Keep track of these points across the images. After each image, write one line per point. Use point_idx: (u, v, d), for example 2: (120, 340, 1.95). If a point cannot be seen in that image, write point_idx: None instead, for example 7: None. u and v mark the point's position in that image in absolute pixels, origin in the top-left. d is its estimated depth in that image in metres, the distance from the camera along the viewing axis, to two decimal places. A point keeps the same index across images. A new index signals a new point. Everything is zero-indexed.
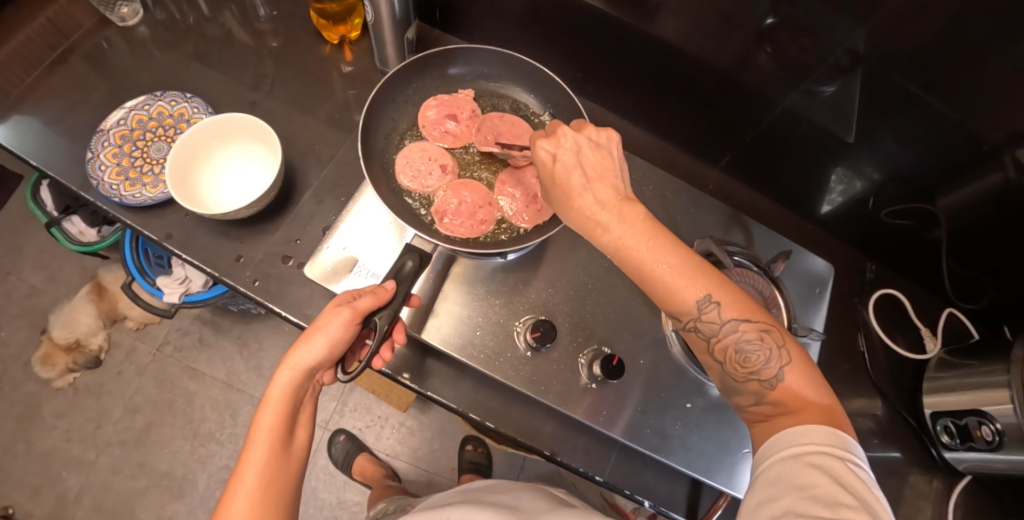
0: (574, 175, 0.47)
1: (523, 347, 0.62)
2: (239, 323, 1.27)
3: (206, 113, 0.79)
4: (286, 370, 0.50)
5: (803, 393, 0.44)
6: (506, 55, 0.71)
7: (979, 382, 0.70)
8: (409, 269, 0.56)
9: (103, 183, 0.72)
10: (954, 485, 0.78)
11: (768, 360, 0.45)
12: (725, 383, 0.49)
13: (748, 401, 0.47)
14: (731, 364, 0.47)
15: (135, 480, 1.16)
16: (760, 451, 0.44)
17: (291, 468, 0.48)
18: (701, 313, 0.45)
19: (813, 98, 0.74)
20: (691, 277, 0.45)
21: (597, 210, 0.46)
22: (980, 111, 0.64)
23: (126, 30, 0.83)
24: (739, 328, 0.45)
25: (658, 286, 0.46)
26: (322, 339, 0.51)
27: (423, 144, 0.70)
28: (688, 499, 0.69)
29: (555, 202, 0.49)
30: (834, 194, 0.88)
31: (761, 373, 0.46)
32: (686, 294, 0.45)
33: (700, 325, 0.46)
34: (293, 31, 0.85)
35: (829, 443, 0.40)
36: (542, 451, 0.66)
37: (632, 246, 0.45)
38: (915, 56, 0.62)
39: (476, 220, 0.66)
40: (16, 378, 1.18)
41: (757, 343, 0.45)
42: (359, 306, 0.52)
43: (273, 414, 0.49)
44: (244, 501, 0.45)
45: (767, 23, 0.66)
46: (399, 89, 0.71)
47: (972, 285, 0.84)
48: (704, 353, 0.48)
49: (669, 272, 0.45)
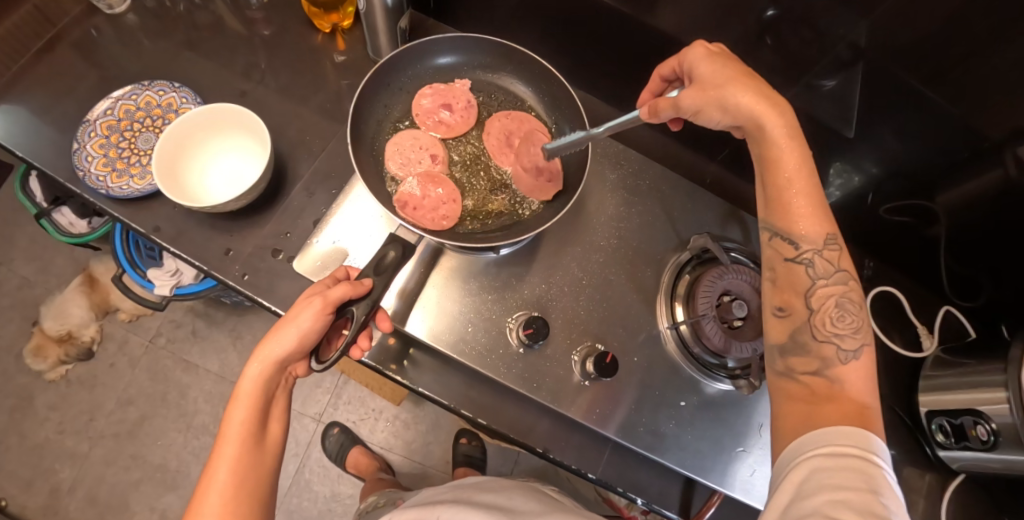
0: (742, 70, 0.54)
1: (515, 344, 0.61)
2: (233, 315, 1.26)
3: (195, 102, 0.77)
4: (256, 363, 0.49)
5: (865, 377, 0.47)
6: (504, 46, 0.70)
7: (975, 381, 0.69)
8: (391, 259, 0.55)
9: (89, 175, 0.71)
10: (948, 483, 0.78)
11: (856, 331, 0.49)
12: (788, 341, 0.51)
13: (808, 365, 0.48)
14: (820, 317, 0.50)
15: (129, 473, 1.15)
16: (789, 447, 0.43)
17: (264, 464, 0.48)
18: (822, 247, 0.51)
19: (814, 92, 0.73)
20: (828, 219, 0.51)
21: (761, 98, 0.52)
22: (980, 108, 0.63)
23: (114, 17, 0.81)
24: (847, 284, 0.51)
25: (797, 200, 0.51)
26: (293, 331, 0.49)
27: (414, 132, 0.68)
28: (682, 497, 0.68)
29: (702, 95, 0.54)
30: (832, 188, 0.88)
31: (841, 341, 0.49)
32: (815, 224, 0.51)
33: (813, 259, 0.51)
34: (285, 19, 0.83)
35: (866, 449, 0.40)
36: (535, 448, 0.65)
37: (794, 151, 0.51)
38: (915, 52, 0.62)
39: (437, 215, 0.64)
40: (8, 369, 1.17)
41: (853, 308, 0.50)
42: (331, 296, 0.50)
43: (244, 409, 0.48)
44: (217, 499, 0.44)
45: (768, 14, 0.65)
46: (392, 76, 0.70)
47: (969, 282, 0.83)
48: (797, 294, 0.51)
49: (807, 196, 0.51)
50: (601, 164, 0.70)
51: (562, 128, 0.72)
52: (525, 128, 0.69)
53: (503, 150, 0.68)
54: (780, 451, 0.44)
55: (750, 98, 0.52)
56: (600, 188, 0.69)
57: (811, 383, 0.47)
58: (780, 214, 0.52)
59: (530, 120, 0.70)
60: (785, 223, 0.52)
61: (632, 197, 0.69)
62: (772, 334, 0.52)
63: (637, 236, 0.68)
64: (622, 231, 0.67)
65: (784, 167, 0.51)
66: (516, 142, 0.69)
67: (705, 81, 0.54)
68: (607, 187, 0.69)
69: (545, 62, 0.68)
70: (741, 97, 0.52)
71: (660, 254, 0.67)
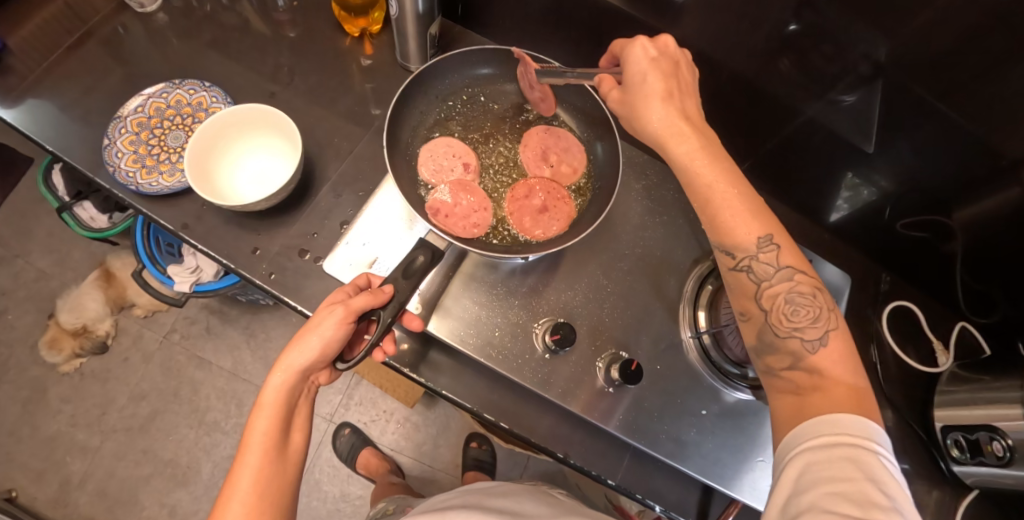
0: (668, 84, 0.51)
1: (541, 349, 0.62)
2: (247, 313, 1.27)
3: (225, 102, 0.78)
4: (279, 373, 0.49)
5: (837, 361, 0.45)
6: (540, 60, 0.70)
7: (995, 397, 0.70)
8: (420, 264, 0.56)
9: (120, 170, 0.72)
10: (961, 499, 0.78)
11: (814, 319, 0.47)
12: (758, 342, 0.50)
13: (782, 363, 0.47)
14: (777, 315, 0.48)
15: (140, 467, 1.16)
16: (784, 442, 0.43)
17: (286, 473, 0.48)
18: (759, 250, 0.48)
19: (835, 107, 0.74)
20: (760, 219, 0.49)
21: (678, 120, 0.51)
22: (1000, 128, 0.64)
23: (145, 16, 0.82)
24: (793, 278, 0.48)
25: (722, 210, 0.49)
26: (315, 340, 0.50)
27: (450, 140, 0.70)
28: (699, 504, 0.68)
29: (625, 105, 0.53)
30: (840, 201, 0.89)
31: (804, 333, 0.47)
32: (750, 231, 0.49)
33: (754, 264, 0.49)
34: (313, 23, 0.84)
35: (855, 435, 0.40)
36: (556, 453, 0.66)
37: (711, 166, 0.49)
38: (935, 71, 0.63)
39: (468, 223, 0.65)
40: (23, 361, 1.18)
41: (805, 300, 0.48)
42: (353, 305, 0.50)
43: (267, 418, 0.48)
44: (240, 508, 0.44)
45: (790, 29, 0.67)
46: (431, 83, 0.70)
47: (985, 299, 0.84)
48: (751, 299, 0.50)
49: (736, 198, 0.49)
50: (626, 174, 0.71)
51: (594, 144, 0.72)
52: (562, 145, 0.70)
53: (539, 166, 0.69)
54: (777, 446, 0.44)
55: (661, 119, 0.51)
56: (627, 197, 0.69)
57: (793, 378, 0.46)
58: (715, 231, 0.50)
59: (568, 139, 0.71)
60: (721, 239, 0.50)
61: (657, 205, 0.70)
62: (745, 340, 0.51)
63: (661, 246, 0.68)
64: (647, 239, 0.68)
65: (702, 180, 0.49)
66: (552, 159, 0.69)
67: (632, 87, 0.52)
68: (633, 197, 0.70)
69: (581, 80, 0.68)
70: (655, 119, 0.51)
71: (684, 265, 0.68)
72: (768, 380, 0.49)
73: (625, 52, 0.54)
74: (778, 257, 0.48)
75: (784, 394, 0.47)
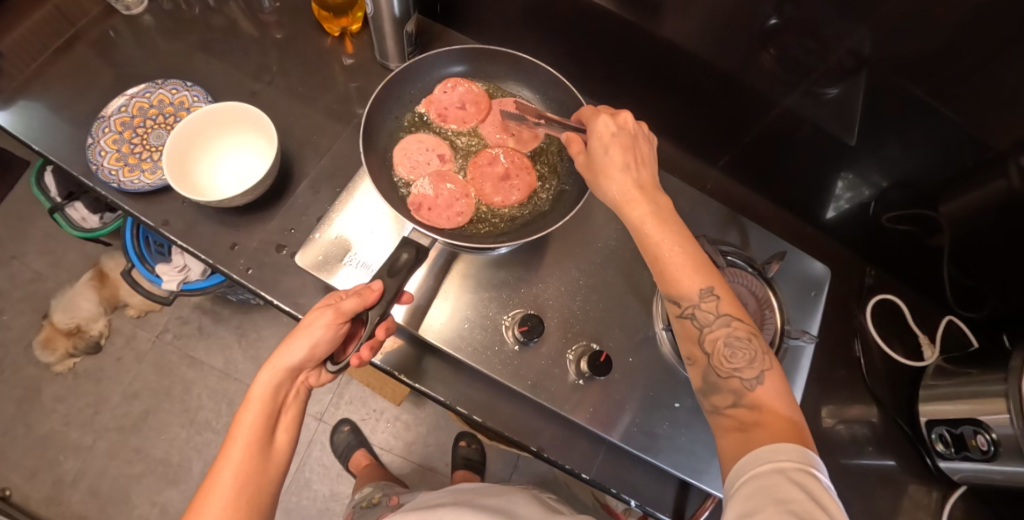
0: (626, 153, 0.52)
1: (511, 341, 0.62)
2: (239, 313, 1.28)
3: (206, 101, 0.79)
4: (268, 370, 0.49)
5: (775, 401, 0.45)
6: (507, 54, 0.71)
7: (975, 391, 0.69)
8: (404, 262, 0.55)
9: (102, 168, 0.73)
10: (949, 495, 0.77)
11: (753, 360, 0.47)
12: (705, 383, 0.49)
13: (726, 400, 0.47)
14: (718, 359, 0.48)
15: (132, 466, 1.17)
16: (732, 468, 0.42)
17: (268, 472, 0.47)
18: (700, 301, 0.48)
19: (816, 100, 0.73)
20: (707, 270, 0.48)
21: (635, 184, 0.50)
22: (985, 117, 0.63)
23: (131, 18, 0.84)
24: (732, 324, 0.48)
25: (669, 266, 0.48)
26: (304, 340, 0.49)
27: (420, 135, 0.69)
28: (676, 501, 0.67)
29: (590, 170, 0.53)
30: (842, 201, 0.87)
31: (744, 372, 0.47)
32: (693, 280, 0.48)
33: (697, 314, 0.48)
34: (296, 23, 0.85)
35: (803, 462, 0.39)
36: (530, 447, 0.65)
37: (662, 226, 0.49)
38: (917, 61, 0.62)
39: (453, 212, 0.65)
40: (18, 361, 1.19)
41: (744, 343, 0.47)
42: (343, 307, 0.50)
43: (254, 414, 0.48)
44: (218, 503, 0.44)
45: (771, 23, 0.66)
46: (402, 87, 0.70)
47: (973, 292, 0.83)
48: (694, 344, 0.49)
49: (682, 257, 0.48)
50: None
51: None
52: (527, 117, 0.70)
53: (502, 136, 0.70)
54: (726, 472, 0.43)
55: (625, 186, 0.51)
56: None
57: (735, 415, 0.46)
58: (659, 283, 0.49)
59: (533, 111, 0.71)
60: (666, 289, 0.49)
61: None
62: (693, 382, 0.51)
63: (637, 239, 0.68)
64: (621, 233, 0.68)
65: (648, 244, 0.49)
66: (513, 128, 0.70)
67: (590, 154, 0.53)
68: None
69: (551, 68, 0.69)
70: (610, 187, 0.51)
71: None
72: (712, 418, 0.48)
73: (588, 120, 0.54)
74: (718, 307, 0.47)
75: (729, 431, 0.46)
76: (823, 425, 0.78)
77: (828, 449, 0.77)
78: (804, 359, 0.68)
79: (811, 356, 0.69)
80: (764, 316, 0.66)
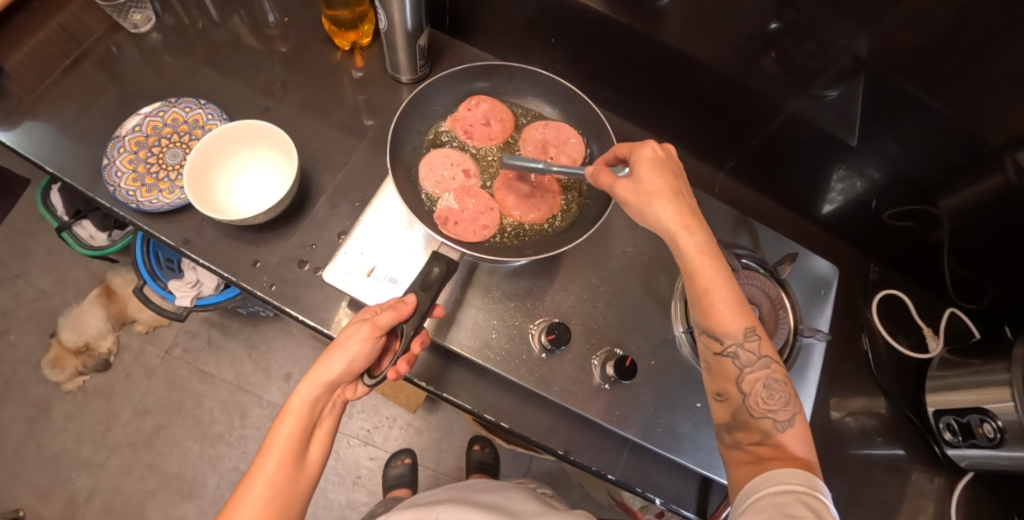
0: (677, 183, 0.51)
1: (537, 349, 0.63)
2: (248, 325, 1.28)
3: (221, 119, 0.80)
4: (307, 384, 0.50)
5: (802, 445, 0.48)
6: (532, 72, 0.73)
7: (980, 380, 0.71)
8: (436, 275, 0.56)
9: (120, 189, 0.73)
10: (957, 482, 0.80)
11: (785, 403, 0.50)
12: (731, 420, 0.52)
13: (751, 438, 0.50)
14: (753, 399, 0.50)
15: (146, 482, 1.16)
16: (744, 492, 0.46)
17: (300, 483, 0.48)
18: (745, 339, 0.50)
19: (817, 103, 0.76)
20: (752, 312, 0.50)
21: (682, 217, 0.50)
22: (980, 114, 0.66)
23: (139, 36, 0.84)
24: (770, 367, 0.50)
25: (718, 301, 0.49)
26: (342, 356, 0.50)
27: (445, 150, 0.71)
28: (699, 497, 0.69)
29: (634, 195, 0.51)
30: (833, 194, 0.89)
31: (776, 414, 0.50)
32: (738, 321, 0.50)
33: (739, 352, 0.50)
34: (304, 38, 0.86)
35: (810, 486, 0.43)
36: (556, 451, 0.67)
37: (713, 260, 0.49)
38: (914, 63, 0.65)
39: (478, 225, 0.67)
40: (26, 380, 1.18)
41: (780, 385, 0.50)
42: (380, 322, 0.51)
43: (291, 425, 0.49)
44: (252, 511, 0.45)
45: (772, 28, 0.68)
46: (426, 104, 0.72)
47: (973, 285, 0.85)
48: (730, 382, 0.51)
49: (731, 294, 0.50)
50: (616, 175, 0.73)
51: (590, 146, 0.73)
52: (558, 135, 0.72)
53: (539, 157, 0.71)
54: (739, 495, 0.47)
55: (676, 212, 0.50)
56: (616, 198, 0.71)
57: (756, 451, 0.49)
58: (706, 316, 0.51)
59: (558, 127, 0.73)
60: (711, 324, 0.51)
61: None
62: (717, 416, 0.53)
63: (652, 244, 0.69)
64: (636, 239, 0.69)
65: (700, 278, 0.49)
66: (552, 151, 0.71)
67: (640, 179, 0.52)
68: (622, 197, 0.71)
69: (571, 85, 0.71)
70: (662, 211, 0.50)
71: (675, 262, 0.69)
72: (731, 452, 0.52)
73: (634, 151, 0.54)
74: (760, 347, 0.50)
75: (746, 465, 0.49)
76: (834, 418, 0.81)
77: (838, 441, 0.79)
78: (816, 355, 0.70)
79: (823, 353, 0.71)
80: (778, 316, 0.68)
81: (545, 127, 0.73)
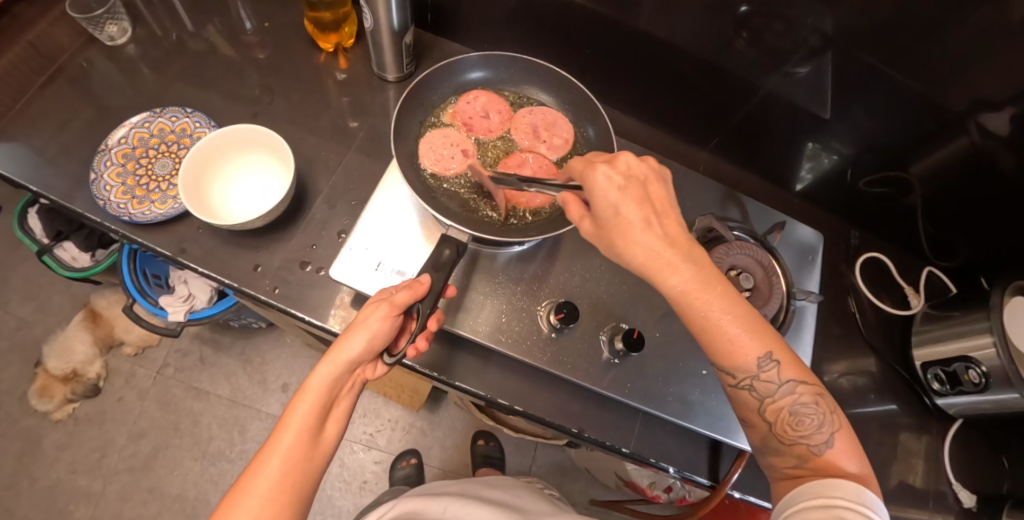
0: (643, 210, 0.48)
1: (547, 329, 0.64)
2: (240, 339, 1.27)
3: (209, 126, 0.79)
4: (327, 363, 0.50)
5: (846, 462, 0.49)
6: (526, 61, 0.75)
7: (964, 330, 0.76)
8: (448, 257, 0.57)
9: (110, 202, 0.72)
10: (947, 430, 0.84)
11: (821, 424, 0.50)
12: (764, 444, 0.53)
13: (788, 462, 0.51)
14: (781, 427, 0.51)
15: (146, 506, 1.13)
16: (790, 499, 0.48)
17: (315, 460, 0.47)
18: (760, 371, 0.49)
19: (790, 80, 0.79)
20: (765, 336, 0.49)
21: (654, 257, 0.47)
22: (942, 82, 0.70)
23: (115, 48, 0.83)
24: (796, 390, 0.50)
25: (720, 338, 0.48)
26: (362, 334, 0.51)
27: (445, 130, 0.72)
28: (710, 464, 0.71)
29: (604, 232, 0.49)
30: (805, 171, 0.94)
31: (811, 437, 0.50)
32: (750, 353, 0.49)
33: (754, 385, 0.50)
34: (286, 43, 0.86)
35: (857, 501, 0.44)
36: (571, 430, 0.68)
37: (699, 298, 0.47)
38: (876, 38, 0.68)
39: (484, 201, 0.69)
40: (13, 413, 1.14)
41: (811, 407, 0.50)
42: (397, 301, 0.52)
43: (310, 403, 0.48)
44: (266, 484, 0.44)
45: (742, 10, 0.71)
46: (425, 94, 0.73)
47: (946, 245, 0.91)
48: (755, 413, 0.52)
49: (732, 324, 0.48)
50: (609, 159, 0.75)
51: (585, 127, 0.75)
52: (550, 120, 0.74)
53: (533, 142, 0.73)
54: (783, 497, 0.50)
55: (644, 252, 0.47)
56: None
57: (795, 476, 0.50)
58: (716, 356, 0.50)
59: (554, 114, 0.74)
60: (724, 362, 0.50)
61: None
62: (752, 439, 0.55)
63: None
64: None
65: (695, 318, 0.48)
66: (543, 134, 0.73)
67: (603, 213, 0.49)
68: None
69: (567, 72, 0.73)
70: (632, 252, 0.47)
71: None
72: (774, 476, 0.53)
73: (586, 175, 0.50)
74: (778, 375, 0.49)
75: (788, 484, 0.51)
76: (829, 378, 0.84)
77: (835, 400, 0.83)
78: (809, 317, 0.74)
79: (815, 314, 0.75)
80: (771, 281, 0.70)
81: (539, 114, 0.74)
